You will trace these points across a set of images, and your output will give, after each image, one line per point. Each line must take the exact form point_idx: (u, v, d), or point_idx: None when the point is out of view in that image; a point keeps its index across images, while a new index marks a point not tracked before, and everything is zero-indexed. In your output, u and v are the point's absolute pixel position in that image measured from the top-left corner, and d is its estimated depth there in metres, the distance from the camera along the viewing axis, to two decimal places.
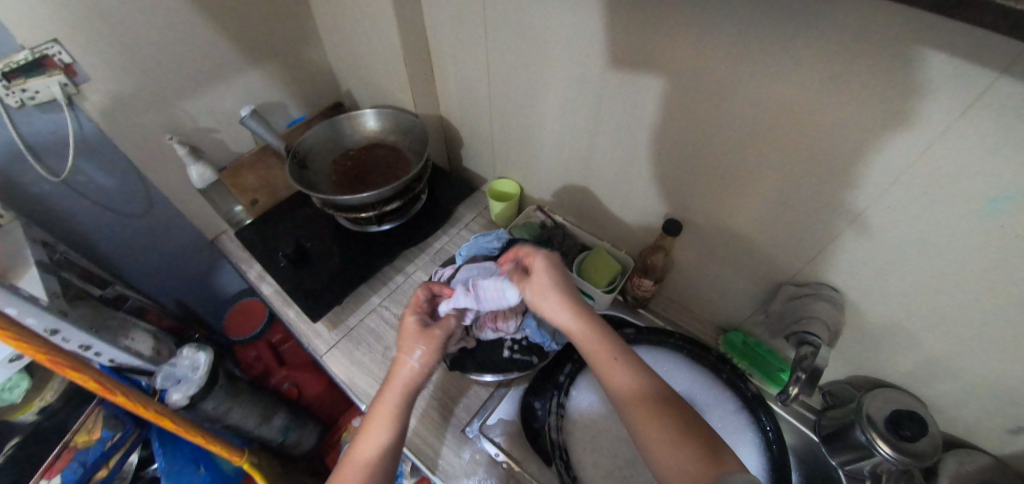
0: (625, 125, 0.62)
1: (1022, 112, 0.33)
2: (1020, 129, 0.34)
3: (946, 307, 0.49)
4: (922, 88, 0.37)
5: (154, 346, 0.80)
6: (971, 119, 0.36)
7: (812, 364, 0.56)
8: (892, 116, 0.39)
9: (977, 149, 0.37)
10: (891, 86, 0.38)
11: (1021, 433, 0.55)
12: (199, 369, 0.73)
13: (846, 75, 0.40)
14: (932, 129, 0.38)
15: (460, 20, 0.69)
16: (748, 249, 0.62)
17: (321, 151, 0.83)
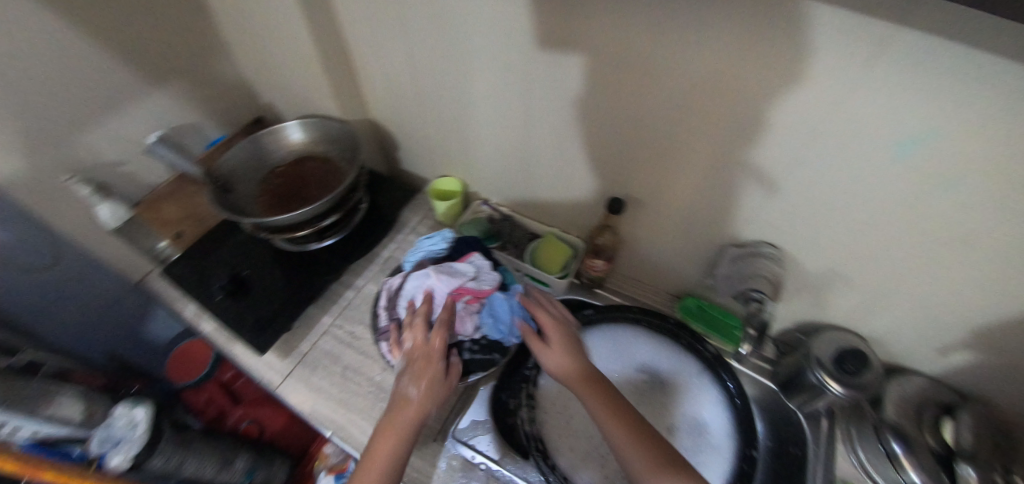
0: (557, 109, 0.61)
1: (931, 58, 0.35)
2: (930, 72, 0.36)
3: (879, 249, 0.52)
4: (843, 42, 0.38)
5: (85, 408, 0.72)
6: (885, 68, 0.37)
7: (760, 319, 0.62)
8: (814, 74, 0.41)
9: (895, 96, 0.38)
10: (813, 46, 0.39)
11: (951, 352, 0.61)
12: (140, 427, 0.66)
13: (762, 37, 0.40)
14: (858, 79, 0.39)
15: (378, 18, 0.65)
16: (690, 218, 0.63)
17: (246, 173, 0.78)
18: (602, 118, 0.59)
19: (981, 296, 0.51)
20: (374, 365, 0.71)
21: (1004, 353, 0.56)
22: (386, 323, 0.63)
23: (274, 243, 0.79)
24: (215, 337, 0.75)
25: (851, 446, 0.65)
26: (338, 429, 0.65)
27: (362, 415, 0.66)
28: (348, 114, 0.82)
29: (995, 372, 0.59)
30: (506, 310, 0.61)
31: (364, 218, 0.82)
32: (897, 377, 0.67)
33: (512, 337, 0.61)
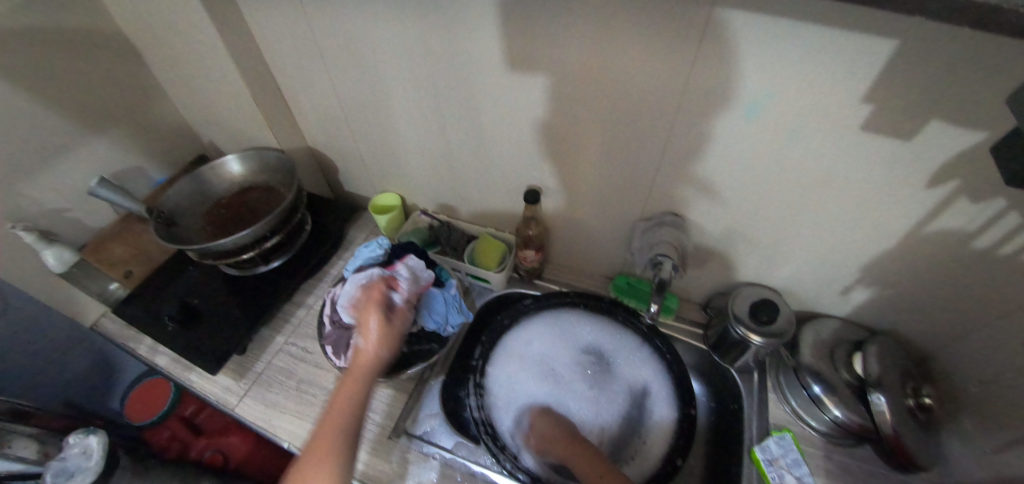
0: (468, 115, 0.67)
1: (751, 29, 0.45)
2: (751, 41, 0.46)
3: (760, 199, 0.61)
4: (683, 25, 0.47)
5: (41, 449, 0.76)
6: (719, 41, 0.47)
7: (662, 279, 0.66)
8: (670, 52, 0.49)
9: (735, 64, 0.48)
10: (663, 34, 0.48)
11: (850, 292, 0.69)
12: (95, 456, 0.72)
13: (619, 27, 0.49)
14: (702, 54, 0.48)
15: (298, 53, 0.71)
16: (603, 196, 0.70)
17: (188, 206, 0.81)
18: (510, 116, 0.65)
19: (848, 232, 0.60)
20: (327, 375, 0.74)
21: (888, 280, 0.64)
22: (328, 328, 0.66)
23: (223, 271, 0.82)
24: (171, 369, 0.77)
25: (783, 395, 0.70)
26: (295, 441, 0.67)
27: (317, 424, 0.68)
28: (284, 144, 0.87)
29: (883, 299, 0.67)
30: (441, 303, 0.66)
31: (310, 238, 0.86)
32: (813, 322, 0.73)
33: (448, 327, 0.67)
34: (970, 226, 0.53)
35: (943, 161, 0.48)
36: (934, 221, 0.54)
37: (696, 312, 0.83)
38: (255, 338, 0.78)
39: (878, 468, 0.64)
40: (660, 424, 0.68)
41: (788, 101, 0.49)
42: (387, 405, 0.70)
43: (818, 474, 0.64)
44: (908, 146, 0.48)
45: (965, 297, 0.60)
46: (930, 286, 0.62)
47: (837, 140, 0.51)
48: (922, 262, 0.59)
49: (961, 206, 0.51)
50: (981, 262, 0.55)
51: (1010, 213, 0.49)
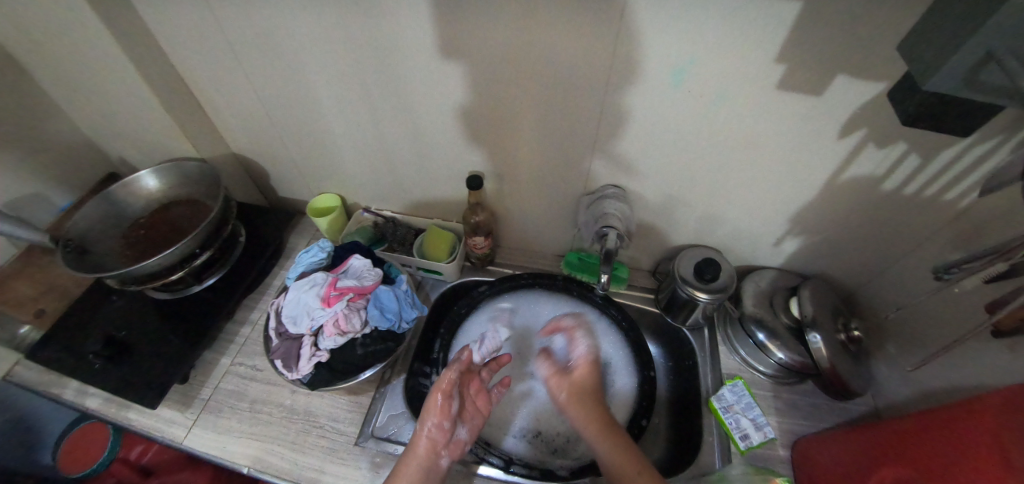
0: (400, 104, 0.65)
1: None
2: (667, 8, 0.46)
3: (693, 163, 0.63)
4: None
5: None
6: (638, 10, 0.47)
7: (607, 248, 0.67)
8: (593, 25, 0.50)
9: (655, 33, 0.49)
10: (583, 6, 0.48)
11: (782, 242, 0.73)
12: None
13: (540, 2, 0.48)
14: (622, 25, 0.49)
15: (206, 52, 0.65)
16: (546, 175, 0.70)
17: (102, 231, 0.73)
18: (444, 105, 0.64)
19: (774, 186, 0.64)
20: (282, 391, 0.70)
21: (813, 228, 0.69)
22: (275, 342, 0.62)
23: (152, 296, 0.75)
24: (104, 409, 0.70)
25: (732, 346, 0.75)
26: (256, 463, 0.64)
27: (277, 442, 0.65)
28: (205, 152, 0.80)
29: (811, 246, 0.72)
30: (392, 299, 0.63)
31: (246, 250, 0.81)
32: (752, 274, 0.77)
33: (403, 322, 0.64)
34: (876, 170, 0.58)
35: (850, 112, 0.52)
36: (848, 169, 0.59)
37: (647, 278, 0.85)
38: (197, 363, 0.73)
39: (820, 399, 0.70)
40: (622, 390, 0.71)
41: (707, 65, 0.51)
42: (351, 412, 0.67)
43: (769, 414, 0.69)
44: (819, 99, 0.51)
45: (880, 235, 0.66)
46: (851, 230, 0.67)
47: (757, 100, 0.53)
48: (839, 208, 0.64)
49: (869, 152, 0.56)
50: (889, 201, 0.61)
51: (910, 154, 0.54)
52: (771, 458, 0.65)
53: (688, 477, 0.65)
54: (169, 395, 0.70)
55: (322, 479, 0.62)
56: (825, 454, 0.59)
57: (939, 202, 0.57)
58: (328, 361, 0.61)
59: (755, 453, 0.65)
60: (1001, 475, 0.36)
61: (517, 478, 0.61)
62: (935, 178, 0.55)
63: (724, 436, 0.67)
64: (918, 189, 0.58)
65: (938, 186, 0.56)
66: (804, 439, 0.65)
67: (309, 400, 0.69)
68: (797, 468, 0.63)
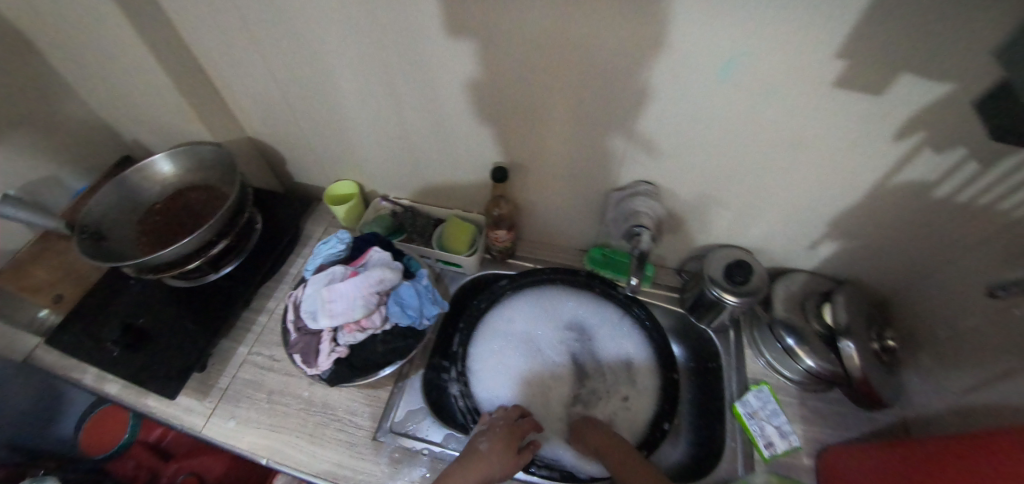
0: (423, 92, 0.62)
1: None
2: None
3: (732, 162, 0.60)
4: None
5: None
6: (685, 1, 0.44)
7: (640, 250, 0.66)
8: (635, 15, 0.46)
9: (701, 25, 0.45)
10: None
11: (817, 246, 0.70)
12: None
13: None
14: (669, 14, 0.45)
15: (221, 32, 0.62)
16: (574, 168, 0.67)
17: (118, 216, 0.72)
18: (471, 93, 0.60)
19: (819, 188, 0.61)
20: (299, 382, 0.70)
21: (853, 232, 0.66)
22: (293, 336, 0.61)
23: (168, 283, 0.74)
24: (124, 396, 0.70)
25: (758, 349, 0.73)
26: (275, 455, 0.64)
27: (295, 434, 0.65)
28: (219, 136, 0.78)
29: (847, 250, 0.69)
30: (413, 295, 0.61)
31: (263, 238, 0.79)
32: (783, 277, 0.74)
33: (424, 319, 0.62)
34: (931, 175, 0.54)
35: (911, 113, 0.48)
36: (899, 172, 0.55)
37: (671, 277, 0.83)
38: (215, 351, 0.72)
39: (847, 408, 0.69)
40: (644, 390, 0.70)
41: (760, 59, 0.47)
42: (369, 406, 0.67)
43: (794, 421, 0.68)
44: (878, 99, 0.48)
45: (925, 241, 0.63)
46: (894, 235, 0.64)
47: (812, 98, 0.50)
48: (888, 213, 0.61)
49: (925, 156, 0.52)
50: (941, 209, 0.58)
51: (971, 160, 0.51)
52: (794, 467, 0.64)
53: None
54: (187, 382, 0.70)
55: (340, 473, 0.62)
56: (854, 468, 0.58)
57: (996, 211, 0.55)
58: (347, 357, 0.61)
59: (778, 461, 0.64)
60: None
61: (537, 479, 0.60)
62: None
63: (747, 442, 0.65)
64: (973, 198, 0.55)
65: None
66: (830, 450, 0.63)
67: (326, 393, 0.68)
68: (822, 479, 0.61)
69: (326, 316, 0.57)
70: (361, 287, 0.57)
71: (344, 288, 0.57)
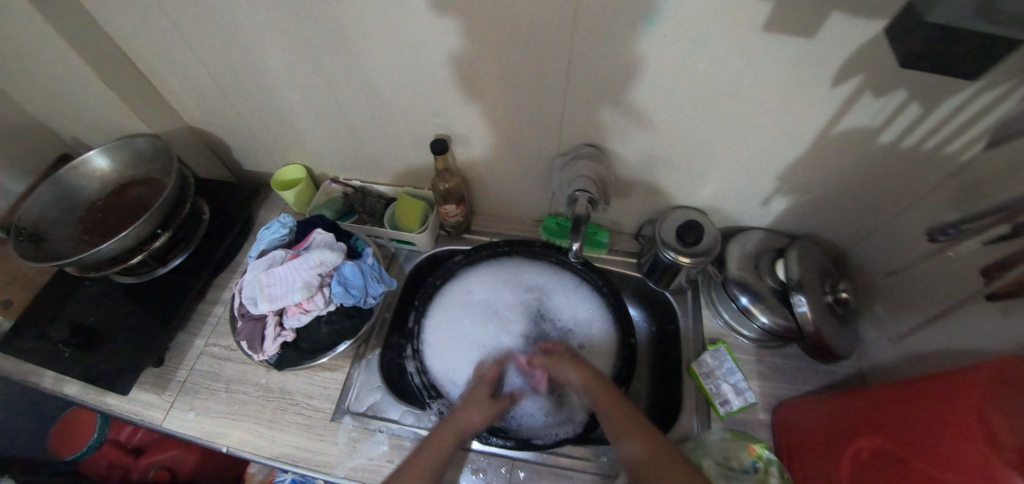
0: (351, 66, 0.59)
1: None
2: None
3: (674, 119, 0.58)
4: None
5: None
6: None
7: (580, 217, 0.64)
8: None
9: None
10: None
11: (770, 202, 0.69)
12: None
13: None
14: None
15: (132, 14, 0.58)
16: (516, 136, 0.65)
17: (57, 215, 0.70)
18: (400, 65, 0.57)
19: (766, 142, 0.59)
20: (257, 369, 0.69)
21: (803, 185, 0.65)
22: (239, 323, 0.60)
23: (118, 280, 0.73)
24: (82, 396, 0.68)
25: (716, 310, 0.73)
26: (235, 442, 0.64)
27: (254, 421, 0.65)
28: (155, 126, 0.75)
29: (799, 204, 0.68)
30: (357, 275, 0.60)
31: (212, 228, 0.78)
32: (738, 236, 0.74)
33: (369, 298, 0.62)
34: (875, 120, 0.52)
35: (848, 56, 0.46)
36: (842, 120, 0.54)
37: (629, 242, 0.82)
38: (171, 345, 0.72)
39: (803, 363, 0.69)
40: (602, 356, 0.71)
41: (686, 8, 0.44)
42: (326, 388, 0.67)
43: (752, 378, 0.68)
44: (811, 43, 0.45)
45: (875, 190, 0.62)
46: (845, 186, 0.63)
47: (745, 47, 0.47)
48: (834, 164, 0.60)
49: (866, 101, 0.50)
50: (887, 155, 0.56)
51: (912, 102, 0.49)
52: (750, 422, 0.65)
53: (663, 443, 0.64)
54: (144, 377, 0.69)
55: (299, 455, 0.62)
56: (805, 418, 0.59)
57: (942, 154, 0.54)
58: (294, 341, 0.61)
59: (734, 418, 0.65)
60: (983, 455, 0.34)
61: (494, 448, 0.61)
62: (940, 128, 0.51)
63: (703, 401, 0.66)
64: (917, 142, 0.53)
65: (941, 137, 0.52)
66: (784, 404, 0.64)
67: (284, 379, 0.68)
68: (776, 431, 0.62)
69: (266, 298, 0.56)
70: (298, 270, 0.56)
71: (282, 270, 0.56)
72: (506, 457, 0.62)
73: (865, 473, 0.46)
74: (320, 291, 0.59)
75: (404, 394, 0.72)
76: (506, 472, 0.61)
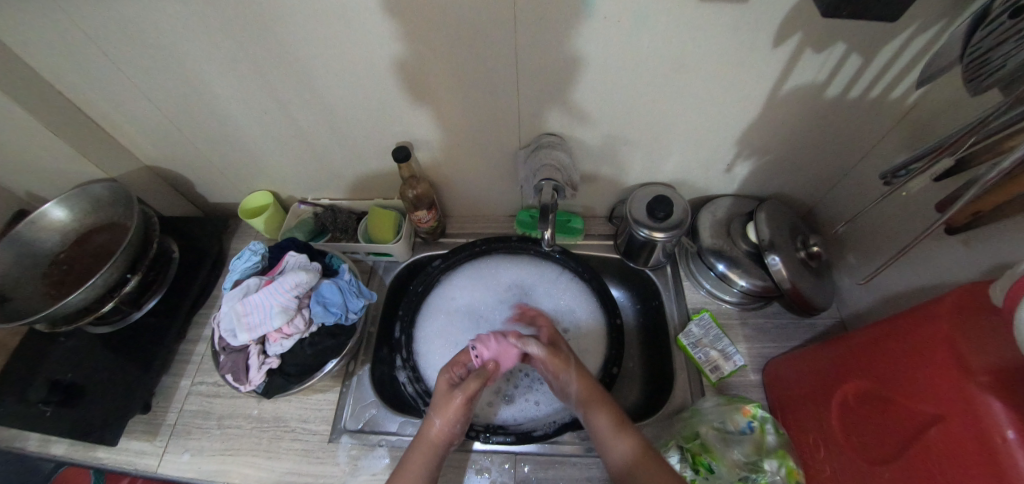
0: (300, 85, 0.58)
1: None
2: None
3: (628, 98, 0.59)
4: None
5: None
6: None
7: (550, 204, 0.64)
8: None
9: None
10: None
11: (734, 168, 0.71)
12: None
13: None
14: None
15: (66, 59, 0.56)
16: (477, 134, 0.66)
17: (21, 273, 0.68)
18: (349, 78, 0.57)
19: (719, 109, 0.60)
20: (248, 401, 0.68)
21: (762, 148, 0.66)
22: (221, 356, 0.59)
23: (93, 331, 0.72)
24: (71, 454, 0.67)
25: (697, 280, 0.74)
26: (234, 478, 0.63)
27: (251, 454, 0.64)
28: (113, 170, 0.74)
29: (762, 167, 0.70)
30: (334, 292, 0.59)
31: (184, 266, 0.77)
32: (708, 205, 0.75)
33: (350, 314, 0.61)
34: (820, 76, 0.54)
35: (784, 16, 0.47)
36: (788, 79, 0.55)
37: (604, 225, 0.83)
38: (157, 390, 0.71)
39: (786, 320, 0.70)
40: (591, 339, 0.72)
41: None
42: (320, 411, 0.66)
43: (738, 341, 0.69)
44: (746, 8, 0.46)
45: (831, 143, 0.63)
46: (802, 144, 0.64)
47: (683, 20, 0.48)
48: (789, 122, 0.61)
49: (808, 58, 0.52)
50: (835, 108, 0.58)
51: (851, 54, 0.50)
52: (742, 385, 0.66)
53: (660, 416, 0.65)
54: (133, 426, 0.68)
55: (301, 481, 0.61)
56: (791, 373, 0.60)
57: (887, 100, 0.55)
58: (280, 367, 0.60)
59: (727, 382, 0.66)
60: (965, 389, 0.35)
61: (495, 445, 0.61)
62: (881, 76, 0.52)
63: (695, 370, 0.67)
64: (863, 92, 0.55)
65: (884, 84, 0.53)
66: (773, 362, 0.65)
67: (276, 407, 0.67)
68: (767, 389, 0.64)
69: (245, 328, 0.56)
70: (275, 296, 0.55)
71: (259, 298, 0.55)
72: (508, 452, 0.62)
73: (853, 417, 0.48)
74: (301, 313, 0.58)
75: (400, 405, 0.71)
76: (510, 468, 0.61)
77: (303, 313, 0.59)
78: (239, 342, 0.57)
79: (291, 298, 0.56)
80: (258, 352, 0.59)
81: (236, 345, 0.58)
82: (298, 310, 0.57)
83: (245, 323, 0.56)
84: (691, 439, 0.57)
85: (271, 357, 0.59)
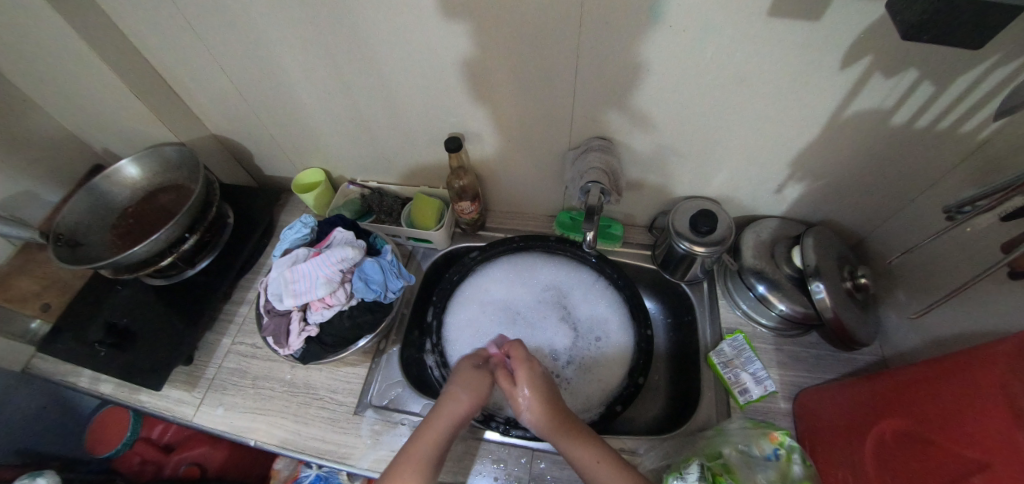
0: (366, 71, 0.61)
1: None
2: None
3: (684, 107, 0.59)
4: None
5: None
6: None
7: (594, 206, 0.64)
8: None
9: None
10: None
11: (784, 189, 0.69)
12: None
13: None
14: None
15: (159, 28, 0.61)
16: (527, 132, 0.67)
17: (94, 222, 0.74)
18: (412, 66, 0.59)
19: (775, 127, 0.59)
20: (281, 365, 0.71)
21: (815, 172, 0.65)
22: (266, 319, 0.62)
23: (149, 283, 0.76)
24: (117, 395, 0.71)
25: (734, 299, 0.73)
26: (262, 436, 0.65)
27: (280, 415, 0.67)
28: (185, 136, 0.79)
29: (813, 191, 0.68)
30: (376, 271, 0.62)
31: (237, 231, 0.81)
32: (753, 225, 0.74)
33: (389, 293, 0.64)
34: (886, 102, 0.52)
35: (856, 37, 0.46)
36: (852, 103, 0.53)
37: (642, 235, 0.83)
38: (200, 345, 0.75)
39: (824, 350, 0.68)
40: (619, 347, 0.71)
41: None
42: (348, 383, 0.68)
43: (771, 366, 0.68)
44: (817, 25, 0.45)
45: (891, 173, 0.61)
46: (859, 171, 0.63)
47: (748, 33, 0.48)
48: (848, 148, 0.60)
49: (876, 82, 0.50)
50: (900, 137, 0.56)
51: (925, 81, 0.49)
52: (770, 411, 0.64)
53: (682, 432, 0.64)
54: (175, 376, 0.72)
55: (325, 448, 0.63)
56: (826, 406, 0.58)
57: (957, 132, 0.53)
58: (317, 335, 0.63)
59: (755, 406, 0.64)
60: (1014, 430, 0.33)
61: (514, 439, 0.62)
62: (953, 107, 0.51)
63: (723, 390, 0.66)
64: (932, 122, 0.53)
65: (956, 115, 0.51)
66: (807, 392, 0.63)
67: (308, 374, 0.70)
68: (799, 419, 0.62)
69: (291, 294, 0.58)
70: (322, 268, 0.58)
71: (307, 267, 0.58)
72: (525, 448, 0.62)
73: (885, 455, 0.46)
74: (344, 287, 0.61)
75: (424, 388, 0.73)
76: (526, 463, 0.61)
77: (345, 287, 0.61)
78: (283, 306, 0.59)
79: (336, 272, 0.58)
80: (300, 319, 0.61)
81: (281, 309, 0.60)
82: (341, 284, 0.60)
83: (291, 290, 0.58)
84: (713, 458, 0.55)
85: (311, 325, 0.62)
